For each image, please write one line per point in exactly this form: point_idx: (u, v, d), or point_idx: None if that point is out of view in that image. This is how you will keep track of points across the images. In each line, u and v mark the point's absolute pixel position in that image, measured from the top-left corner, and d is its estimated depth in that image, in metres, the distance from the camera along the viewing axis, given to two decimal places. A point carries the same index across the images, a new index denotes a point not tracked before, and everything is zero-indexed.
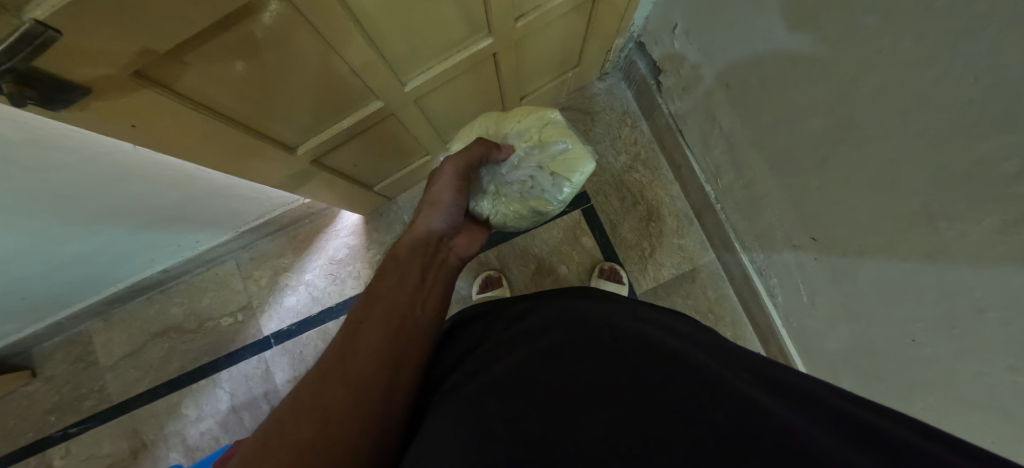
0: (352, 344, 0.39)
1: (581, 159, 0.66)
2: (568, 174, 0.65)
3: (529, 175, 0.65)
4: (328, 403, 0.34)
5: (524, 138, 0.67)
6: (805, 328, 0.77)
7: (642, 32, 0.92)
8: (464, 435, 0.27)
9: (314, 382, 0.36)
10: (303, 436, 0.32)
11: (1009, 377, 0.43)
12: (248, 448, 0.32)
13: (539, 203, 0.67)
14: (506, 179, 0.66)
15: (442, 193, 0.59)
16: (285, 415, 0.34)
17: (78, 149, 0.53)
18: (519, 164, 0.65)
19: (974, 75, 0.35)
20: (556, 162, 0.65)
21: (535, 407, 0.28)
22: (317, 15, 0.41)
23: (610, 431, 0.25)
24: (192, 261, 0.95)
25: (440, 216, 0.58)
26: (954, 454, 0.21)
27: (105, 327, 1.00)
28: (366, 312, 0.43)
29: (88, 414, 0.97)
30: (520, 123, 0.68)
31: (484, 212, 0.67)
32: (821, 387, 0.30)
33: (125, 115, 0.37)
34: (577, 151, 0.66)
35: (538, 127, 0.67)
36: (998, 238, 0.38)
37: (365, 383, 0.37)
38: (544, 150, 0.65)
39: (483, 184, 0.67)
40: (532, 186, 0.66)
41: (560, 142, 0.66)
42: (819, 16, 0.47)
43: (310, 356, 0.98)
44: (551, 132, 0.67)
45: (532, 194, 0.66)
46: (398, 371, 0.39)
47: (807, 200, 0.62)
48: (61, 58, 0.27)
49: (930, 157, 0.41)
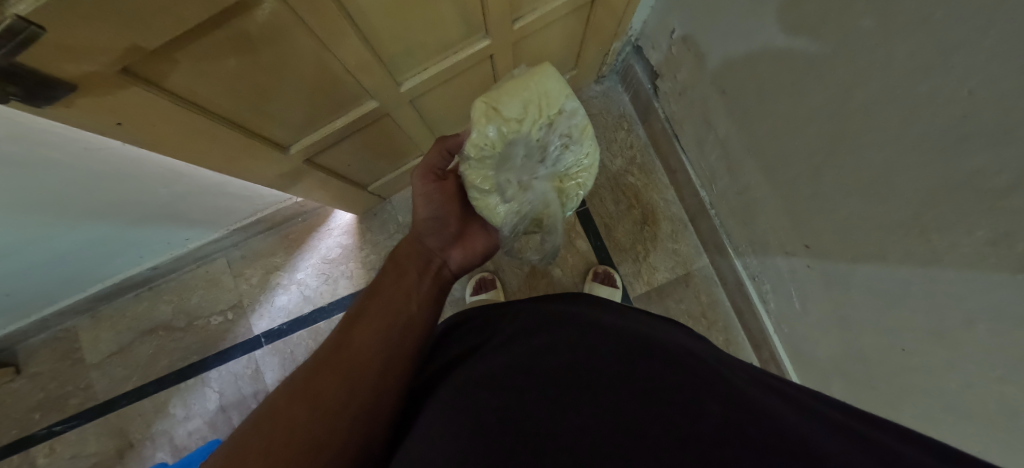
0: (348, 336, 0.40)
1: (545, 84, 0.50)
2: (563, 99, 0.51)
3: (558, 139, 0.53)
4: (321, 389, 0.35)
5: (514, 142, 0.50)
6: (795, 333, 0.78)
7: (639, 36, 0.92)
8: (461, 427, 0.28)
9: (309, 370, 0.37)
10: (295, 417, 0.33)
11: (997, 388, 0.43)
12: (247, 425, 0.34)
13: (583, 133, 0.54)
14: (552, 162, 0.55)
15: (427, 202, 0.53)
16: (278, 400, 0.35)
17: (66, 145, 0.51)
18: (543, 149, 0.53)
19: (968, 89, 0.35)
20: (545, 105, 0.50)
21: (527, 396, 0.29)
22: (312, 12, 0.41)
23: (611, 427, 0.26)
24: (181, 258, 0.94)
25: (419, 216, 0.54)
26: (941, 461, 0.22)
27: (92, 324, 0.98)
28: (364, 308, 0.44)
29: (74, 412, 0.96)
30: (492, 149, 0.49)
31: (577, 196, 0.59)
32: (812, 396, 0.30)
33: (112, 112, 0.36)
34: (540, 82, 0.50)
35: (501, 124, 0.48)
36: (989, 250, 0.38)
37: (355, 379, 0.37)
38: (531, 118, 0.49)
39: (549, 190, 0.56)
40: (568, 139, 0.54)
41: (523, 101, 0.49)
42: (817, 24, 0.47)
43: (301, 356, 0.97)
44: (509, 103, 0.49)
45: (577, 137, 0.54)
46: (390, 366, 0.39)
47: (801, 208, 0.63)
48: (45, 54, 0.26)
49: (925, 170, 0.42)
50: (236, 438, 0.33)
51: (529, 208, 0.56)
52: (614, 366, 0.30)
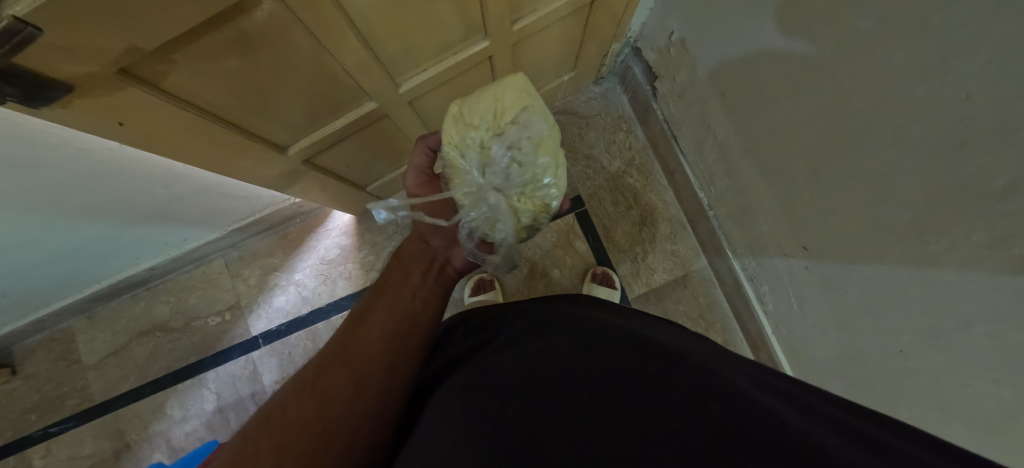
0: (356, 334, 0.40)
1: (500, 93, 0.49)
2: (519, 109, 0.48)
3: (508, 150, 0.47)
4: (330, 383, 0.36)
5: (467, 147, 0.49)
6: (793, 335, 0.78)
7: (639, 38, 0.92)
8: (467, 426, 0.28)
9: (318, 366, 0.37)
10: (304, 410, 0.33)
11: (994, 389, 0.43)
12: (257, 419, 0.34)
13: (540, 148, 0.48)
14: (502, 176, 0.48)
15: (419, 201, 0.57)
16: (287, 395, 0.35)
17: (64, 145, 0.51)
18: (495, 161, 0.48)
19: (966, 93, 0.35)
20: (499, 113, 0.48)
21: (532, 396, 0.29)
22: (310, 13, 0.41)
23: (616, 427, 0.26)
24: (179, 258, 0.94)
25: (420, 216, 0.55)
26: (939, 457, 0.22)
27: (89, 325, 0.98)
28: (370, 306, 0.43)
29: (70, 413, 0.95)
30: (451, 152, 0.50)
31: (538, 217, 0.52)
32: (814, 395, 0.30)
33: (110, 112, 0.36)
34: (500, 90, 0.49)
35: (459, 129, 0.49)
36: (986, 253, 0.38)
37: (362, 378, 0.37)
38: (484, 125, 0.48)
39: (501, 207, 0.49)
40: (522, 152, 0.47)
41: (480, 108, 0.49)
42: (815, 27, 0.48)
43: (299, 356, 0.97)
44: (471, 108, 0.49)
45: (529, 151, 0.47)
46: (397, 362, 0.39)
47: (799, 209, 0.63)
48: (43, 54, 0.26)
49: (923, 173, 0.42)
50: (248, 431, 0.33)
51: (479, 222, 0.51)
52: (614, 364, 0.30)
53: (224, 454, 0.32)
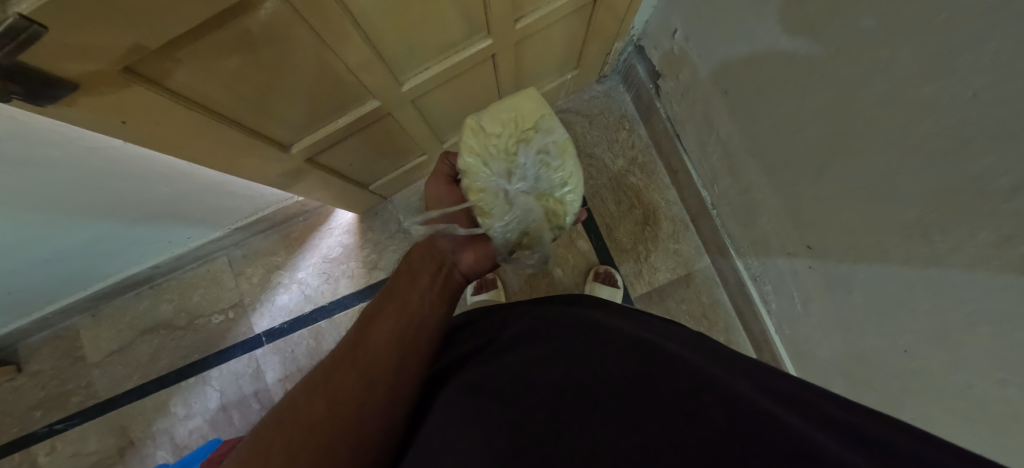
0: (365, 336, 0.40)
1: (519, 105, 0.53)
2: (539, 118, 0.53)
3: (534, 154, 0.51)
4: (340, 385, 0.36)
5: (492, 155, 0.51)
6: (796, 334, 0.78)
7: (641, 36, 0.92)
8: (471, 429, 0.28)
9: (327, 368, 0.37)
10: (314, 411, 0.34)
11: (999, 390, 0.43)
12: (267, 420, 0.34)
13: (562, 153, 0.52)
14: (530, 179, 0.51)
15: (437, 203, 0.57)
16: (298, 396, 0.35)
17: (68, 143, 0.51)
18: (522, 166, 0.51)
19: (973, 91, 0.35)
20: (520, 121, 0.52)
21: (535, 399, 0.29)
22: (312, 12, 0.41)
23: (616, 430, 0.26)
24: (182, 256, 0.94)
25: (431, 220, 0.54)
26: (940, 453, 0.22)
27: (93, 323, 0.99)
28: (379, 308, 0.43)
29: (75, 410, 0.96)
30: (473, 161, 0.52)
31: (567, 217, 0.55)
32: (816, 395, 0.30)
33: (115, 111, 0.36)
34: (518, 102, 0.54)
35: (481, 139, 0.52)
36: (991, 252, 0.38)
37: (371, 379, 0.37)
38: (507, 133, 0.52)
39: (533, 208, 0.51)
40: (546, 157, 0.51)
41: (500, 119, 0.52)
42: (820, 25, 0.47)
43: (302, 355, 0.97)
44: (492, 120, 0.53)
45: (555, 154, 0.52)
46: (405, 365, 0.39)
47: (803, 208, 0.63)
48: (47, 53, 0.26)
49: (930, 173, 0.41)
50: (258, 431, 0.34)
51: (512, 226, 0.52)
52: (616, 365, 0.31)
53: (235, 453, 0.32)
